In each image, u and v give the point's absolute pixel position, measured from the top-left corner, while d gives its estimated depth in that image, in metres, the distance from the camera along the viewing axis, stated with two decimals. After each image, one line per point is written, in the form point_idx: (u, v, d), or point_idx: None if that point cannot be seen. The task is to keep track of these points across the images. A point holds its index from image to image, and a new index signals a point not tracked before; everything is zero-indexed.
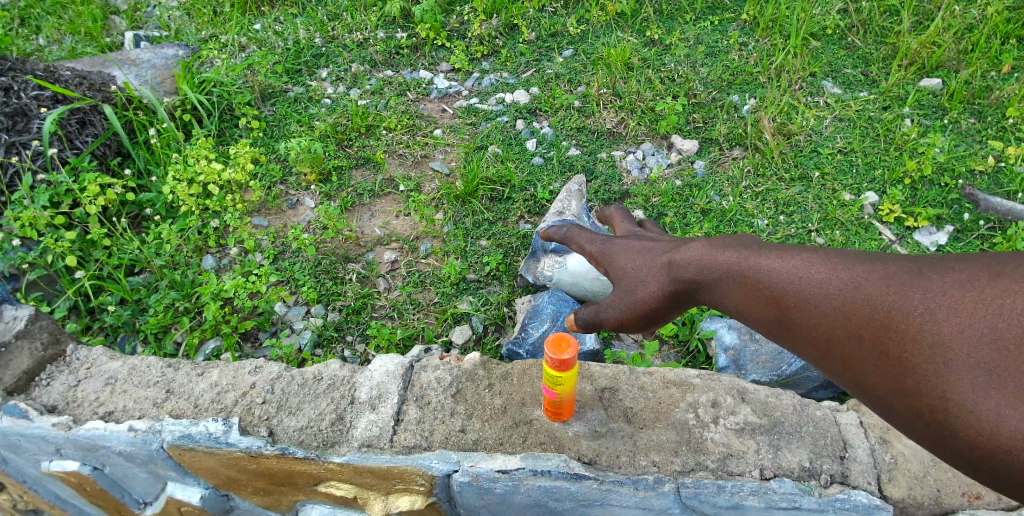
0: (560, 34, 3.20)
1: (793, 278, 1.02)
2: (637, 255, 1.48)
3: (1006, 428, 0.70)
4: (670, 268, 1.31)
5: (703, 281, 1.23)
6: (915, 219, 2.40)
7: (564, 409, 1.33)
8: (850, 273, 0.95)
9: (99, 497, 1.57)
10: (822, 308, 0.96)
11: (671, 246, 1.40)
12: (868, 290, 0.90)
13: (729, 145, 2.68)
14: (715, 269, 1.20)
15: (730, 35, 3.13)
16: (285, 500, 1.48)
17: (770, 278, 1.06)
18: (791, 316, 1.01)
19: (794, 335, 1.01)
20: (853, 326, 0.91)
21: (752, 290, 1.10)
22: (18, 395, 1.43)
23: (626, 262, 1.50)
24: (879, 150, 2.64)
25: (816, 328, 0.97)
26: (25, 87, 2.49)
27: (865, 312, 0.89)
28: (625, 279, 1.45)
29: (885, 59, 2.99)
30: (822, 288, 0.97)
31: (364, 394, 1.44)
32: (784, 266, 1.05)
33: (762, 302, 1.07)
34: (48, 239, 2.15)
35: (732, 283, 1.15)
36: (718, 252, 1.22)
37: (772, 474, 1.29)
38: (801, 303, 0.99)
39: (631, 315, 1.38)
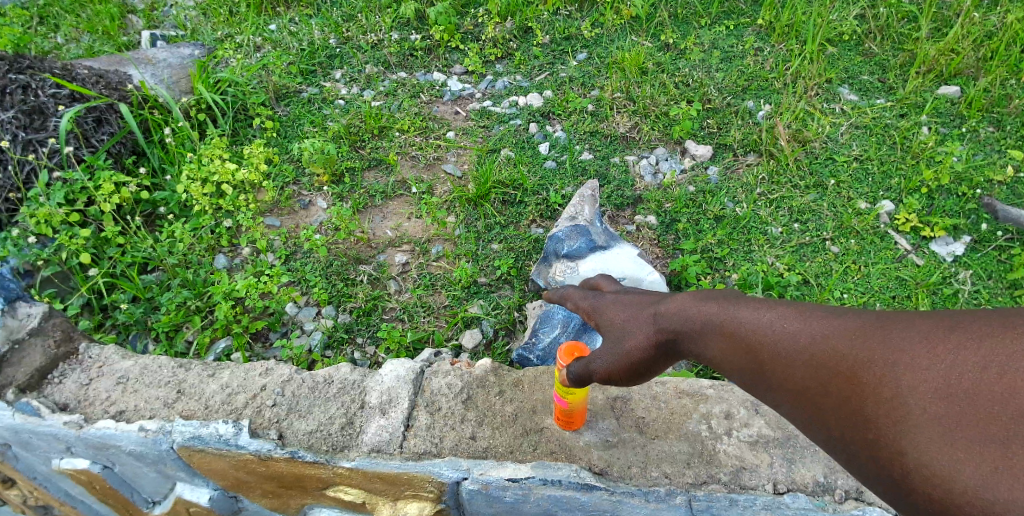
0: (574, 37, 3.19)
1: (764, 327, 0.94)
2: (625, 304, 1.26)
3: (960, 485, 0.65)
4: (654, 315, 1.13)
5: (688, 332, 1.07)
6: (931, 229, 2.36)
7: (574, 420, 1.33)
8: (823, 325, 0.87)
9: (109, 496, 1.57)
10: (794, 361, 0.88)
11: (660, 298, 1.21)
12: (839, 343, 0.83)
13: (744, 151, 2.65)
14: (695, 319, 1.06)
15: (745, 40, 3.10)
16: (293, 504, 1.47)
17: (740, 325, 0.98)
18: (763, 364, 0.93)
19: (763, 384, 0.93)
20: (825, 380, 0.82)
21: (724, 336, 1.00)
22: (31, 392, 1.44)
23: (614, 313, 1.27)
24: (895, 158, 2.60)
25: (791, 381, 0.88)
26: (43, 85, 2.52)
27: (832, 363, 0.82)
28: (612, 330, 1.22)
29: (902, 66, 2.95)
30: (795, 340, 0.89)
31: (375, 398, 1.43)
32: (756, 314, 0.97)
33: (731, 351, 0.98)
34: (63, 236, 2.17)
35: (706, 333, 1.03)
36: (701, 302, 1.08)
37: (786, 489, 1.26)
38: (772, 353, 0.91)
39: (616, 368, 1.15)
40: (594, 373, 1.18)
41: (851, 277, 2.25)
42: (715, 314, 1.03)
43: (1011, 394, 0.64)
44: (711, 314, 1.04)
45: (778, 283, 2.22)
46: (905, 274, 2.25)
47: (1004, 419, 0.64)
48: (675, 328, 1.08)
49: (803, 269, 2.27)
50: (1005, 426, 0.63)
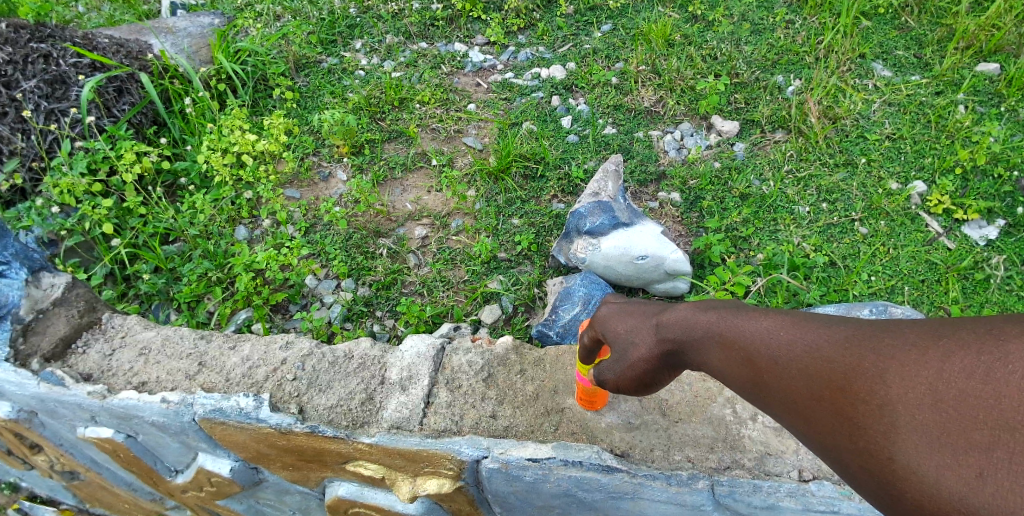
0: (599, 7, 3.09)
1: (761, 336, 0.85)
2: (620, 306, 1.11)
3: (948, 493, 0.58)
4: (656, 324, 1.01)
5: (690, 343, 0.96)
6: (965, 211, 2.28)
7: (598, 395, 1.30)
8: (821, 334, 0.78)
9: (133, 464, 1.60)
10: (786, 370, 0.80)
11: (661, 303, 1.07)
12: (835, 352, 0.75)
13: (772, 128, 2.57)
14: (696, 332, 0.95)
15: (776, 12, 2.98)
16: (313, 476, 1.48)
17: (735, 333, 0.89)
18: (756, 372, 0.84)
19: (760, 394, 0.85)
20: (821, 395, 0.74)
21: (718, 343, 0.91)
22: (55, 361, 1.46)
23: (609, 316, 1.12)
24: (930, 137, 2.49)
25: (789, 395, 0.79)
26: (64, 54, 2.52)
27: (822, 371, 0.75)
28: (612, 338, 1.09)
29: (940, 41, 2.82)
30: (793, 350, 0.80)
31: (395, 374, 1.42)
32: (751, 322, 0.88)
33: (728, 359, 0.89)
34: (85, 206, 2.17)
35: (708, 344, 0.93)
36: (703, 310, 0.96)
37: (812, 476, 1.23)
38: (762, 359, 0.84)
39: (625, 380, 1.07)
40: (606, 383, 1.12)
41: (879, 259, 2.19)
42: (715, 321, 0.93)
43: (996, 401, 0.57)
44: (711, 324, 0.93)
45: (804, 264, 2.16)
46: (936, 257, 2.18)
47: (990, 425, 0.57)
48: (678, 341, 0.97)
49: (830, 251, 2.21)
50: (990, 432, 0.56)
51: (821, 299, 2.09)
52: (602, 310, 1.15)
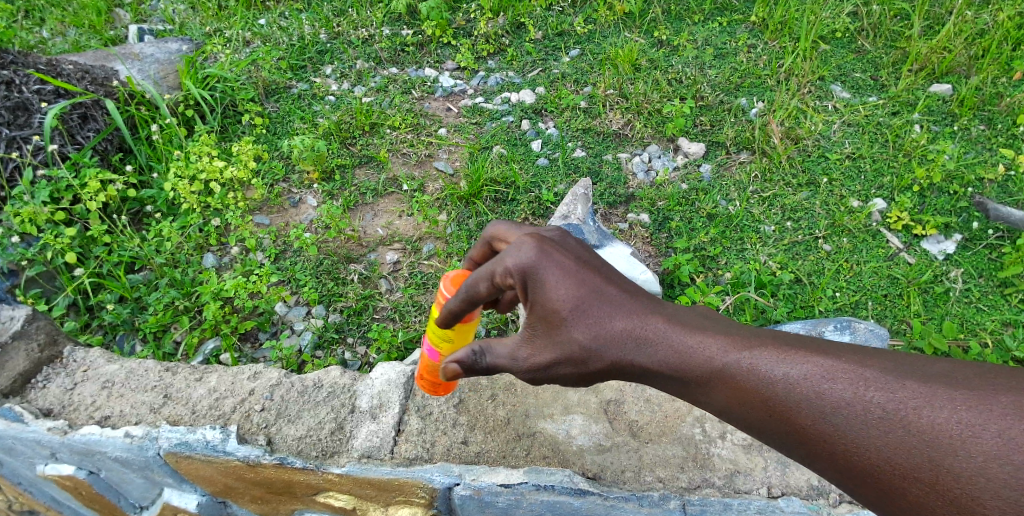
0: (567, 33, 3.16)
1: (809, 391, 0.86)
2: (569, 287, 0.94)
3: None
4: (636, 342, 0.96)
5: (674, 367, 0.95)
6: (923, 227, 2.37)
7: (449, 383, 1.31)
8: (875, 396, 0.82)
9: (95, 501, 1.55)
10: (831, 420, 0.83)
11: (617, 296, 0.97)
12: (901, 417, 0.80)
13: (736, 149, 2.64)
14: (692, 359, 0.94)
15: (738, 37, 3.08)
16: (283, 509, 1.45)
17: (760, 379, 0.89)
18: (788, 418, 0.87)
19: (786, 443, 0.89)
20: (889, 459, 0.78)
21: (731, 382, 0.92)
22: (14, 397, 1.41)
23: (549, 297, 0.94)
24: (888, 156, 2.59)
25: (838, 452, 0.83)
26: (27, 81, 2.49)
27: (878, 424, 0.81)
28: (556, 330, 0.96)
29: (895, 64, 2.95)
30: (847, 410, 0.83)
31: (365, 402, 1.41)
32: (779, 367, 0.89)
33: (750, 403, 0.91)
34: (48, 235, 2.13)
35: (693, 372, 0.94)
36: (694, 335, 0.96)
37: (780, 493, 1.26)
38: (796, 407, 0.86)
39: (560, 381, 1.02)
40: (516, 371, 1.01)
41: (843, 275, 2.25)
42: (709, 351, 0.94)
43: None
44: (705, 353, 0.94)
45: (771, 281, 2.21)
46: (897, 272, 2.25)
47: None
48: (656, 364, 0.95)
49: (796, 268, 2.26)
50: None
51: (788, 316, 2.14)
52: (532, 277, 0.95)
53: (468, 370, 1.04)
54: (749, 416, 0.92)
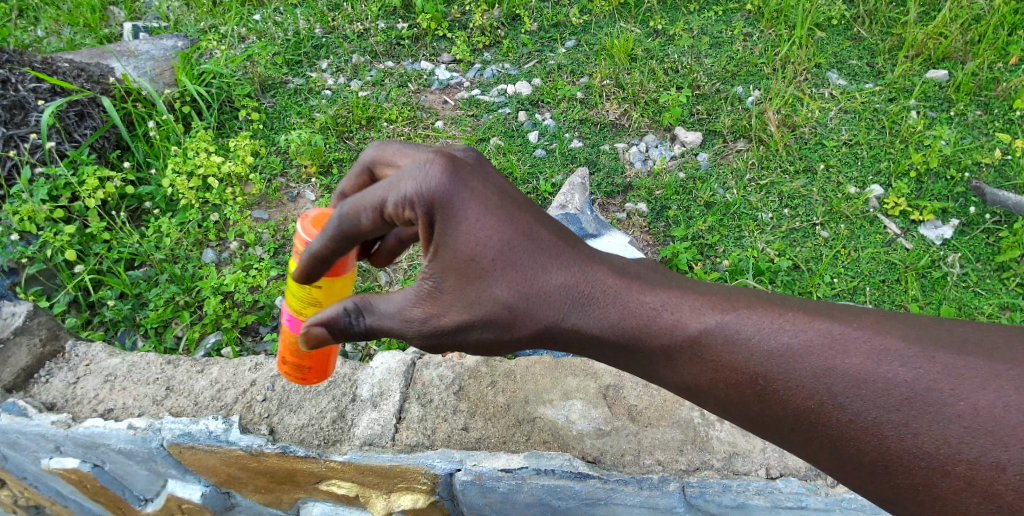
0: (562, 24, 3.16)
1: (818, 369, 0.81)
2: (492, 228, 0.89)
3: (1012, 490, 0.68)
4: (571, 301, 0.93)
5: (602, 325, 0.93)
6: (920, 212, 2.38)
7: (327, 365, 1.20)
8: (898, 379, 0.77)
9: (100, 494, 1.57)
10: (816, 393, 0.81)
11: (550, 245, 0.93)
12: (929, 405, 0.74)
13: (733, 137, 2.65)
14: (635, 319, 0.93)
15: (734, 26, 3.07)
16: (286, 497, 1.46)
17: (742, 351, 0.86)
18: (770, 391, 0.84)
19: (782, 426, 0.85)
20: (874, 430, 0.76)
21: (701, 351, 0.89)
22: (17, 392, 1.43)
23: (468, 241, 0.88)
24: (884, 142, 2.59)
25: (846, 436, 0.79)
26: (23, 79, 2.49)
27: (862, 392, 0.78)
28: (475, 279, 0.90)
29: (891, 50, 2.94)
30: (862, 392, 0.78)
31: (366, 391, 1.42)
32: (767, 338, 0.85)
33: (738, 380, 0.86)
34: (47, 233, 2.13)
35: (622, 331, 0.93)
36: (638, 295, 0.94)
37: (778, 473, 1.26)
38: (780, 379, 0.83)
39: (473, 344, 0.97)
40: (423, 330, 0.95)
41: (841, 261, 2.26)
42: (643, 307, 0.93)
43: None
44: (641, 311, 0.93)
45: (768, 268, 2.22)
46: (895, 257, 2.26)
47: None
48: (584, 323, 0.93)
49: (794, 255, 2.27)
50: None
51: None
52: (452, 221, 0.88)
53: (339, 332, 0.98)
54: (725, 387, 0.88)
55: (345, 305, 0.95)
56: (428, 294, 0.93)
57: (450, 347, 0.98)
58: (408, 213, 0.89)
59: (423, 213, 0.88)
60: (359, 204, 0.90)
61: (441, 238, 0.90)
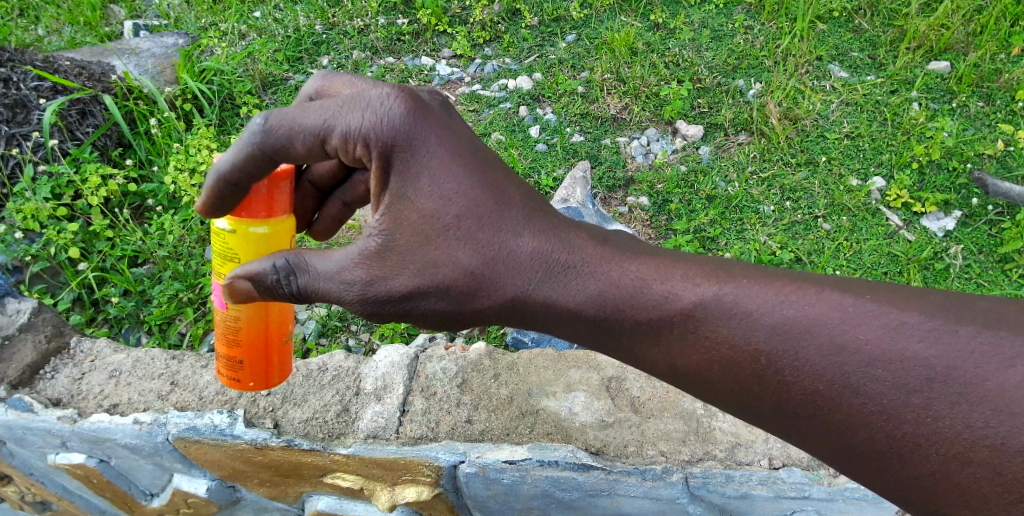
0: (563, 18, 3.15)
1: (828, 346, 0.80)
2: (456, 181, 0.92)
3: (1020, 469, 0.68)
4: (536, 266, 0.94)
5: (565, 293, 0.94)
6: (922, 204, 2.37)
7: (271, 372, 1.16)
8: (915, 359, 0.76)
9: (107, 489, 1.58)
10: (822, 373, 0.80)
11: (517, 210, 0.96)
12: (950, 385, 0.73)
13: (735, 130, 2.64)
14: (601, 283, 0.94)
15: (735, 18, 3.06)
16: (292, 491, 1.47)
17: (744, 329, 0.85)
18: (771, 370, 0.83)
19: (788, 410, 0.83)
20: (881, 410, 0.76)
21: (696, 329, 0.88)
22: (24, 388, 1.44)
23: (430, 193, 0.92)
24: (886, 134, 2.59)
25: (858, 417, 0.77)
26: (25, 77, 2.52)
27: (870, 373, 0.77)
28: (433, 233, 0.92)
29: (893, 42, 2.93)
30: (878, 370, 0.77)
31: (370, 384, 1.43)
32: (771, 317, 0.84)
33: (743, 357, 0.85)
34: (50, 231, 2.14)
35: (582, 300, 0.94)
36: (607, 262, 0.95)
37: (781, 463, 1.26)
38: (783, 359, 0.82)
39: (427, 316, 0.97)
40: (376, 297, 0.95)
41: (843, 254, 2.26)
42: (611, 275, 0.95)
43: None
44: (607, 278, 0.95)
45: (770, 261, 2.22)
46: (897, 249, 2.26)
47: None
48: (545, 292, 0.95)
49: (796, 247, 2.27)
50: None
51: None
52: (410, 176, 0.92)
53: (267, 289, 0.96)
54: (723, 367, 0.87)
55: (275, 262, 0.94)
56: (380, 252, 0.93)
57: (398, 316, 0.97)
58: (355, 150, 0.91)
59: (379, 156, 0.91)
60: (297, 126, 0.91)
61: (400, 188, 0.92)
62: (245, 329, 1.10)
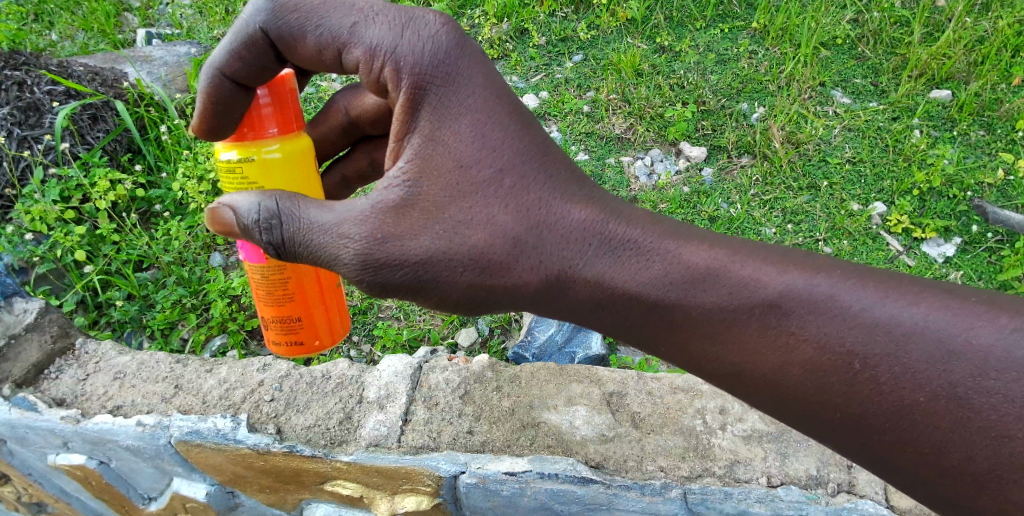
0: (570, 39, 3.21)
1: (892, 360, 0.85)
2: (496, 137, 0.98)
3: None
4: (576, 234, 1.00)
5: (601, 266, 1.00)
6: (922, 230, 2.40)
7: (318, 328, 1.28)
8: (940, 390, 0.82)
9: (105, 492, 1.58)
10: (900, 382, 0.84)
11: (556, 177, 1.02)
12: (973, 422, 0.80)
13: (738, 153, 2.68)
14: (648, 259, 0.99)
15: (740, 43, 3.11)
16: (291, 498, 1.48)
17: (833, 327, 0.89)
18: (850, 375, 0.87)
19: (831, 411, 0.89)
20: (932, 424, 0.82)
21: (777, 325, 0.92)
22: (27, 387, 1.45)
23: (467, 141, 0.97)
24: (888, 160, 2.61)
25: (899, 427, 0.85)
26: (39, 82, 2.57)
27: (930, 391, 0.82)
28: (469, 188, 0.96)
29: (895, 69, 2.97)
30: (922, 393, 0.83)
31: (372, 393, 1.44)
32: (865, 311, 0.88)
33: (817, 358, 0.89)
34: (58, 233, 2.16)
35: (607, 268, 1.00)
36: (657, 241, 1.01)
37: (779, 482, 1.26)
38: (864, 364, 0.86)
39: (440, 273, 0.97)
40: (396, 260, 0.96)
41: None
42: (660, 251, 1.00)
43: None
44: (651, 252, 1.00)
45: None
46: None
47: None
48: (570, 255, 0.99)
49: None
50: None
51: None
52: (448, 124, 0.97)
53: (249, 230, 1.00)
54: (800, 367, 0.90)
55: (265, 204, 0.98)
56: (404, 195, 0.96)
57: (409, 279, 0.98)
58: (378, 62, 0.98)
59: (411, 82, 0.96)
60: (318, 23, 1.02)
61: (433, 126, 0.97)
62: (292, 285, 1.21)
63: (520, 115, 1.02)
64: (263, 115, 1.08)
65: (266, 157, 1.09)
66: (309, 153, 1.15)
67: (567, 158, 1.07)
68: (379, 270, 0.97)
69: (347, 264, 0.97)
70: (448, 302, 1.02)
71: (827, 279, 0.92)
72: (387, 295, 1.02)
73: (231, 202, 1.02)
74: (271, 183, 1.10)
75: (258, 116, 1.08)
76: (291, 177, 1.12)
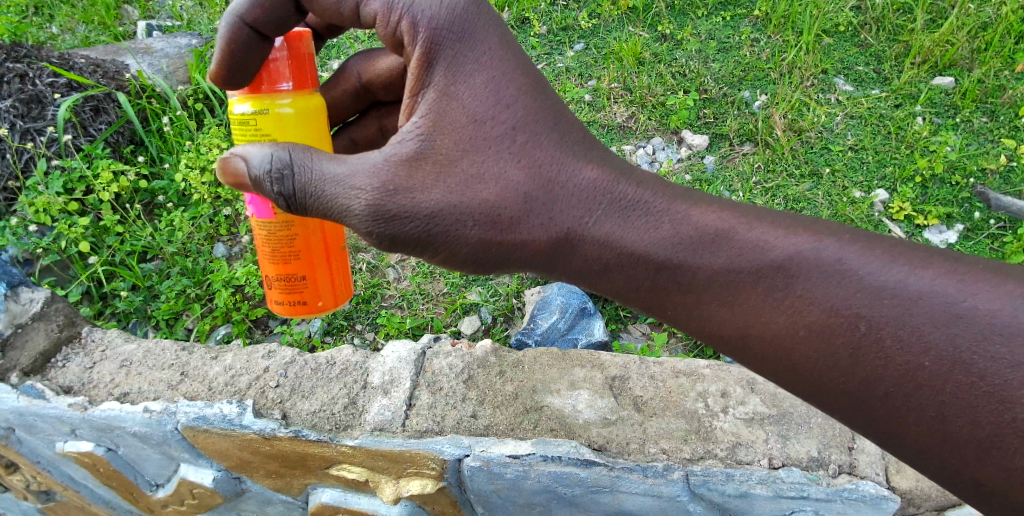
0: (571, 27, 3.19)
1: (897, 329, 0.85)
2: (509, 95, 0.99)
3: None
4: (587, 194, 1.01)
5: (609, 225, 1.01)
6: (924, 217, 2.41)
7: (321, 293, 1.28)
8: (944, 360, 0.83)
9: (114, 478, 1.60)
10: (906, 346, 0.85)
11: (569, 138, 1.03)
12: (976, 389, 0.81)
13: (740, 141, 2.67)
14: (659, 219, 1.01)
15: (742, 31, 3.09)
16: (297, 483, 1.49)
17: (842, 291, 0.89)
18: (857, 338, 0.87)
19: (835, 374, 0.90)
20: (935, 389, 0.83)
21: (785, 284, 0.93)
22: (35, 376, 1.47)
23: (481, 98, 0.98)
24: (890, 147, 2.60)
25: (904, 391, 0.85)
26: (40, 73, 2.56)
27: (936, 357, 0.83)
28: (481, 143, 0.97)
29: (898, 56, 2.95)
30: (927, 360, 0.83)
31: (377, 378, 1.45)
32: (873, 277, 0.88)
33: (825, 320, 0.90)
34: (62, 225, 2.17)
35: (617, 228, 1.01)
36: (668, 202, 1.02)
37: (781, 463, 1.27)
38: (872, 327, 0.87)
39: (450, 227, 0.98)
40: (407, 212, 0.97)
41: None
42: (670, 213, 1.01)
43: None
44: (660, 213, 1.01)
45: None
46: None
47: None
48: (579, 213, 1.00)
49: None
50: None
51: None
52: (463, 81, 0.98)
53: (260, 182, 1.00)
54: (807, 327, 0.91)
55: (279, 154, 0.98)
56: (418, 148, 0.97)
57: (419, 231, 0.98)
58: (395, 14, 1.00)
59: (427, 36, 0.97)
60: None
61: (448, 81, 0.98)
62: (300, 241, 1.22)
63: (534, 77, 1.03)
64: (279, 67, 1.08)
65: (279, 111, 1.09)
66: (322, 113, 1.15)
67: (580, 124, 1.08)
68: (389, 221, 0.97)
69: (358, 214, 0.97)
70: (456, 259, 1.02)
71: (832, 253, 0.93)
72: (396, 250, 1.03)
73: (244, 152, 1.02)
74: (283, 136, 1.09)
75: (274, 70, 1.08)
76: (303, 133, 1.11)
